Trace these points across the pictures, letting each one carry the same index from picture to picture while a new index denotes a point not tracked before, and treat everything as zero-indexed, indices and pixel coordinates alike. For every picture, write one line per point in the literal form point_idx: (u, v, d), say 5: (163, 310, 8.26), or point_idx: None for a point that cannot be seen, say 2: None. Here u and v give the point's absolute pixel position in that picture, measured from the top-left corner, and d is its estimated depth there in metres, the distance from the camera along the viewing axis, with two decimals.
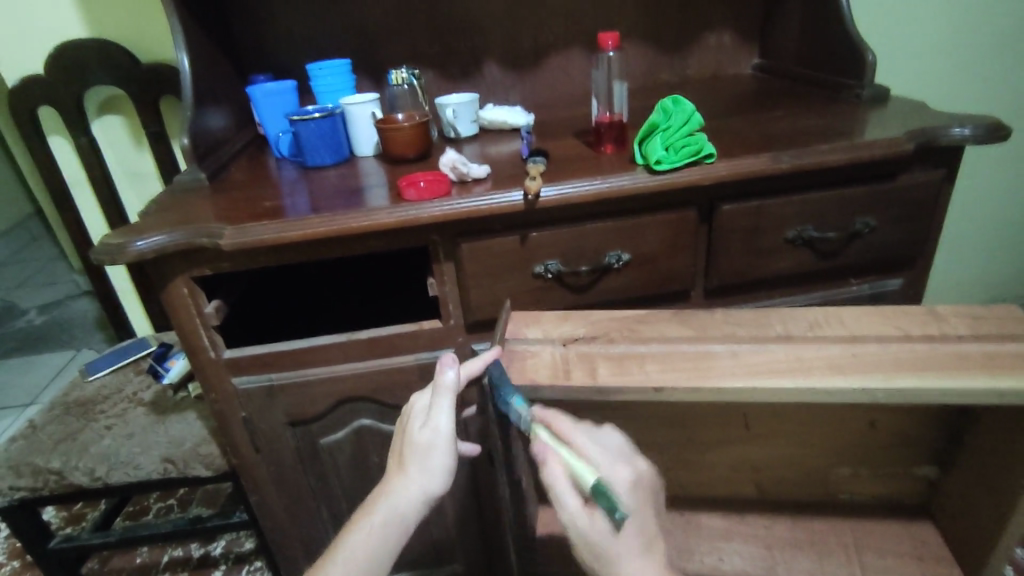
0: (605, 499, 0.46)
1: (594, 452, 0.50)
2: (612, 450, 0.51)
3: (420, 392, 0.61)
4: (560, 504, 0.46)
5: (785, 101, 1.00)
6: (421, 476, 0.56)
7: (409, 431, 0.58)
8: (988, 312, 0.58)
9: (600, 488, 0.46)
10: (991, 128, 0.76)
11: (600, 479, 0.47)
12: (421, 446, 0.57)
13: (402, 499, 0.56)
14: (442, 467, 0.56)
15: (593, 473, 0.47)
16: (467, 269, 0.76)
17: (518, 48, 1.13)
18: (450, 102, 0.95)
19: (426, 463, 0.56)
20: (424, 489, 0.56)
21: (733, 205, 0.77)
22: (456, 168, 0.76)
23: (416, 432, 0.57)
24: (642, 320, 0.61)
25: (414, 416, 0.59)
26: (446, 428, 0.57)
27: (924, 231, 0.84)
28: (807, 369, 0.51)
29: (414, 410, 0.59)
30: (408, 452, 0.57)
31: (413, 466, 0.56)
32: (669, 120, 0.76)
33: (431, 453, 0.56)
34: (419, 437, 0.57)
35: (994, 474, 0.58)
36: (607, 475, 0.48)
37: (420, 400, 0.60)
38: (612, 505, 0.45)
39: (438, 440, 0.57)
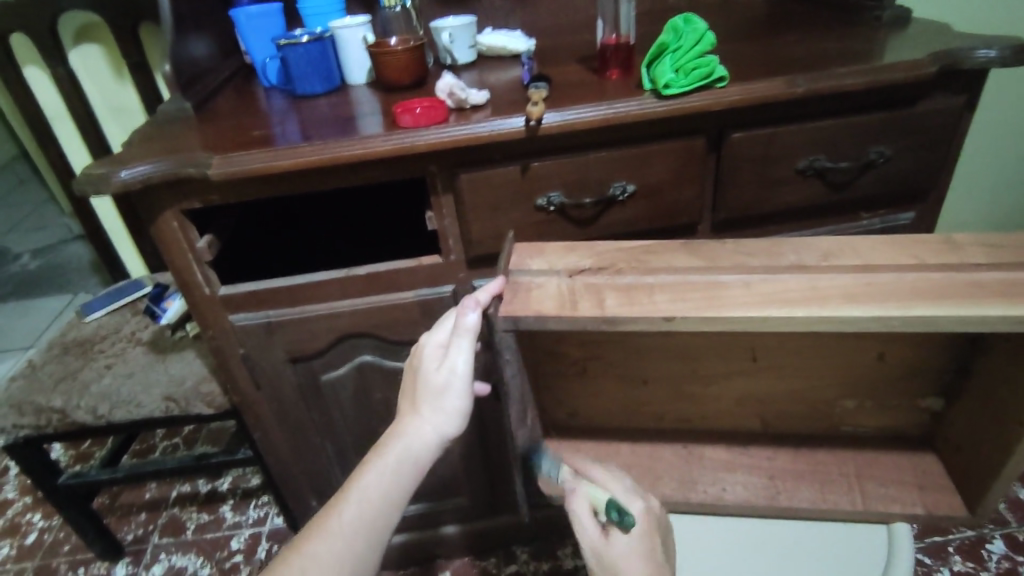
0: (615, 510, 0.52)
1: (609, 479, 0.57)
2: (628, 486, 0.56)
3: (432, 331, 0.58)
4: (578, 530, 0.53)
5: (801, 24, 0.95)
6: (438, 418, 0.56)
7: (423, 372, 0.57)
8: (1008, 240, 0.56)
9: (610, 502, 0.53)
10: (1020, 49, 0.72)
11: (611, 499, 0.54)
12: (437, 388, 0.56)
13: (416, 440, 0.55)
14: (457, 409, 0.56)
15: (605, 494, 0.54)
16: (467, 202, 0.74)
17: None
18: (446, 24, 0.89)
19: (441, 404, 0.56)
20: (440, 431, 0.56)
21: (746, 133, 0.74)
22: (454, 94, 0.72)
23: (430, 373, 0.56)
24: (649, 251, 0.59)
25: (427, 357, 0.57)
26: (462, 370, 0.56)
27: (941, 161, 0.80)
28: (821, 298, 0.50)
29: (427, 351, 0.57)
30: (422, 393, 0.56)
31: (427, 407, 0.56)
32: (680, 40, 0.71)
33: (446, 394, 0.56)
34: (435, 378, 0.56)
35: (1000, 403, 0.57)
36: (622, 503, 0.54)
37: (433, 338, 0.58)
38: (620, 515, 0.52)
39: (454, 383, 0.56)
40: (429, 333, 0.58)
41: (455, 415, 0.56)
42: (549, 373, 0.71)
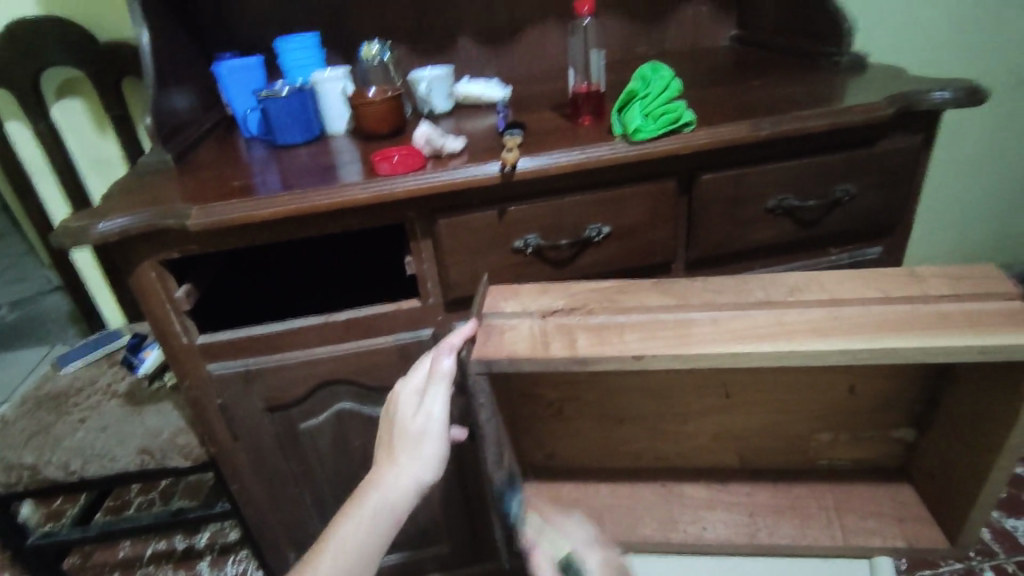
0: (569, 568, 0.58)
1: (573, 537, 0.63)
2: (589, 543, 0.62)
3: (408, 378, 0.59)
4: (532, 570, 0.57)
5: (763, 70, 0.99)
6: (415, 465, 0.54)
7: (400, 419, 0.57)
8: (968, 271, 0.58)
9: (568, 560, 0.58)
10: (970, 90, 0.76)
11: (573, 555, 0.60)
12: (414, 434, 0.55)
13: (393, 488, 0.54)
14: (434, 455, 0.55)
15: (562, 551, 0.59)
16: (445, 246, 0.75)
17: (492, 22, 1.11)
18: (424, 75, 0.92)
19: (418, 451, 0.55)
20: (417, 478, 0.54)
21: (714, 175, 0.76)
22: (431, 142, 0.75)
23: (407, 420, 0.56)
24: (623, 291, 0.60)
25: (403, 404, 0.57)
26: (439, 415, 0.56)
27: (902, 197, 0.83)
28: (789, 334, 0.51)
29: (403, 398, 0.57)
30: (399, 440, 0.56)
31: (404, 454, 0.55)
32: (647, 88, 0.74)
33: (423, 440, 0.55)
34: (411, 424, 0.56)
35: (972, 432, 0.58)
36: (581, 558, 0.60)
37: (409, 385, 0.58)
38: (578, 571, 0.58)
39: (431, 428, 0.56)
40: (405, 380, 0.58)
41: (432, 461, 0.55)
42: (529, 415, 0.71)
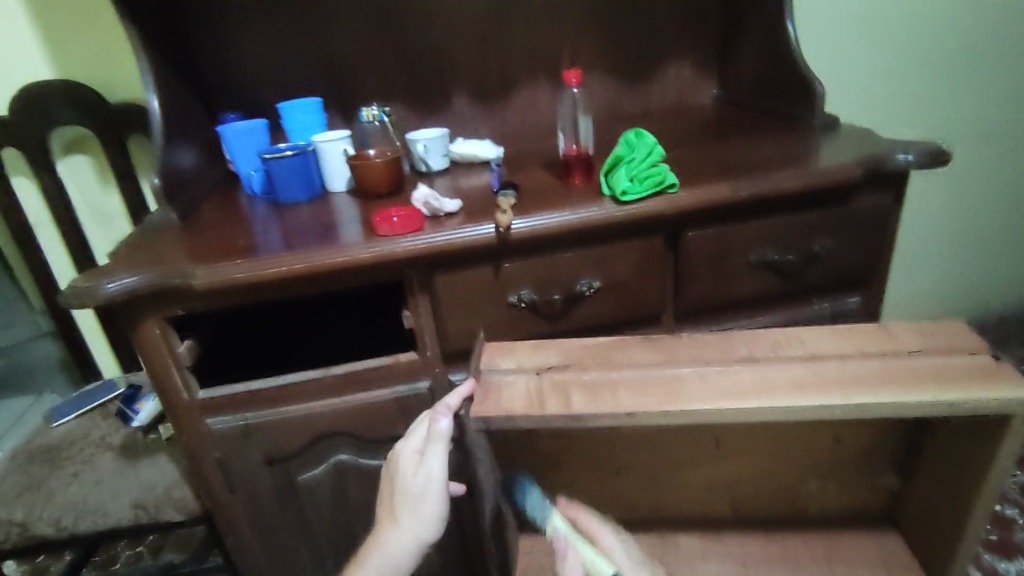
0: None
1: (618, 552, 0.56)
2: (634, 560, 0.56)
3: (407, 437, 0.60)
4: None
5: (741, 130, 1.05)
6: (417, 524, 0.57)
7: (401, 478, 0.58)
8: (937, 327, 0.61)
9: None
10: (933, 153, 0.82)
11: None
12: (414, 494, 0.57)
13: (396, 547, 0.57)
14: (435, 513, 0.58)
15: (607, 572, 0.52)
16: (442, 301, 0.78)
17: (485, 85, 1.17)
18: (421, 137, 0.96)
19: (419, 510, 0.57)
20: (418, 537, 0.58)
21: (698, 232, 0.80)
22: (429, 203, 0.78)
23: (407, 480, 0.57)
24: (614, 347, 0.63)
25: (403, 463, 0.58)
26: (437, 475, 0.57)
27: (877, 250, 0.88)
28: (771, 389, 0.54)
29: (403, 457, 0.58)
30: (400, 500, 0.58)
31: (406, 514, 0.58)
32: (632, 153, 0.79)
33: (423, 500, 0.57)
34: (412, 484, 0.57)
35: (952, 482, 0.60)
36: None
37: (408, 444, 0.59)
38: None
39: (431, 488, 0.57)
40: (404, 440, 0.59)
41: (433, 519, 0.58)
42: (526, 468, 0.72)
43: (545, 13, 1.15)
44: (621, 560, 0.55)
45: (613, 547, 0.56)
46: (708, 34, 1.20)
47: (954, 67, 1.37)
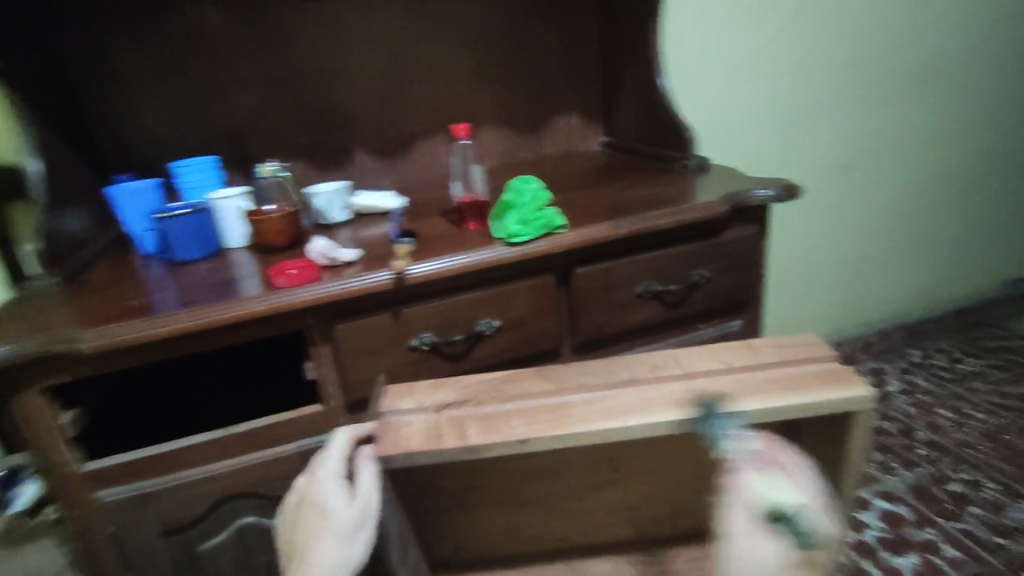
0: (791, 522, 0.46)
1: (800, 485, 0.49)
2: (812, 493, 0.49)
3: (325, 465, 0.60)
4: (731, 525, 0.47)
5: (626, 173, 1.14)
6: (348, 546, 0.55)
7: (328, 505, 0.56)
8: (792, 340, 0.68)
9: (789, 516, 0.46)
10: (786, 188, 0.92)
11: (794, 508, 0.47)
12: (355, 519, 0.55)
13: None
14: (365, 535, 0.56)
15: (782, 499, 0.47)
16: (343, 350, 0.78)
17: (386, 139, 1.22)
18: (321, 191, 0.98)
19: (350, 534, 0.55)
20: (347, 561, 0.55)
21: (587, 268, 0.86)
22: (325, 255, 0.80)
23: (336, 505, 0.56)
24: (509, 380, 0.66)
25: (326, 492, 0.57)
26: (369, 497, 0.56)
27: (750, 277, 0.97)
28: (649, 407, 0.58)
29: (324, 486, 0.58)
30: (328, 526, 0.55)
31: (334, 538, 0.55)
32: (521, 199, 0.83)
33: (354, 524, 0.55)
34: (344, 509, 0.55)
35: (820, 479, 0.66)
36: (802, 513, 0.47)
37: (329, 472, 0.59)
38: (795, 533, 0.46)
39: (369, 508, 0.56)
40: (322, 467, 0.59)
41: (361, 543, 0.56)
42: (433, 508, 0.73)
43: (438, 71, 1.21)
44: (802, 491, 0.49)
45: (798, 469, 0.51)
46: (591, 87, 1.31)
47: (810, 110, 1.55)
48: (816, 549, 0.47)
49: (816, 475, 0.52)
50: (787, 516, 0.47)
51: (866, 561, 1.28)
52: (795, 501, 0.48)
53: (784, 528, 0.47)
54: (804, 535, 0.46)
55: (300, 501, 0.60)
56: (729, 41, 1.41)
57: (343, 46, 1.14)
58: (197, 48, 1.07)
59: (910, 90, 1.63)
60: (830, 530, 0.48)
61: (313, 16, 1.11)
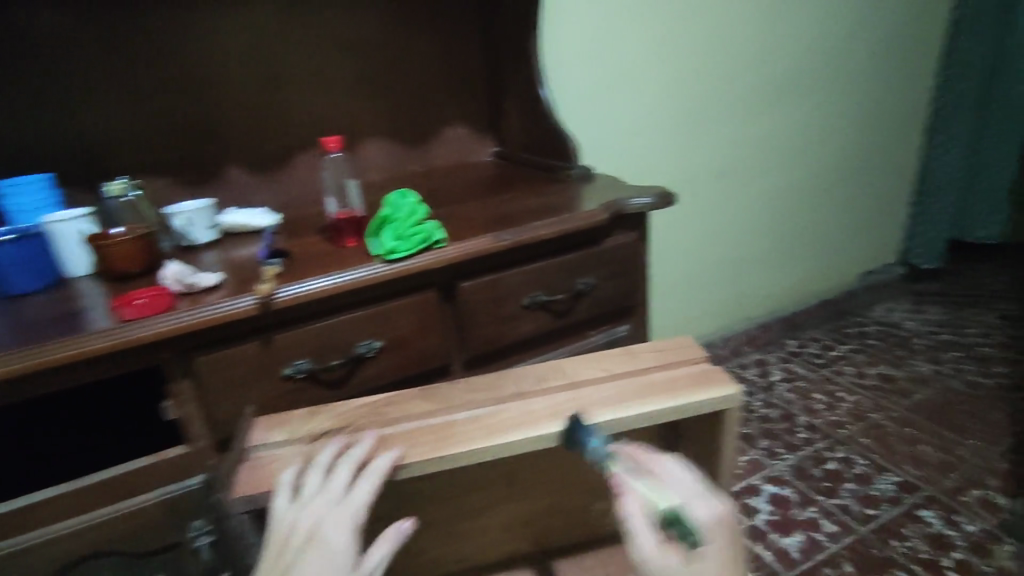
0: (678, 524, 0.46)
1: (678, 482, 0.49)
2: (693, 489, 0.48)
3: (337, 496, 0.50)
4: (630, 540, 0.46)
5: (514, 183, 1.14)
6: None
7: (331, 541, 0.47)
8: (668, 343, 0.70)
9: (671, 518, 0.46)
10: (661, 196, 0.94)
11: (672, 511, 0.46)
12: None
13: None
14: None
15: (662, 505, 0.47)
16: (207, 384, 0.72)
17: (261, 152, 1.14)
18: (182, 209, 0.90)
19: None
20: None
21: (471, 282, 0.84)
22: (181, 280, 0.73)
23: (340, 547, 0.47)
24: (390, 403, 0.63)
25: (334, 526, 0.48)
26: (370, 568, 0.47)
27: (633, 283, 0.99)
28: (530, 421, 0.57)
29: (333, 519, 0.48)
30: (323, 561, 0.46)
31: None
32: (397, 213, 0.82)
33: None
34: (344, 561, 0.46)
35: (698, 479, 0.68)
36: (686, 512, 0.46)
37: (338, 506, 0.50)
38: (683, 532, 0.45)
39: None
40: (337, 502, 0.50)
41: None
42: None
43: (315, 81, 1.15)
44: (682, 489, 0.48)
45: (671, 468, 0.50)
46: (477, 98, 1.30)
47: (687, 119, 1.63)
48: (710, 546, 0.45)
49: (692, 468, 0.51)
50: (673, 520, 0.46)
51: (757, 545, 1.35)
52: (676, 506, 0.47)
53: (672, 532, 0.45)
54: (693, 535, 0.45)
55: (306, 525, 0.48)
56: (608, 53, 1.46)
57: (205, 54, 1.06)
58: (31, 56, 0.95)
59: (776, 100, 1.75)
60: (724, 528, 0.46)
61: (168, 21, 1.02)
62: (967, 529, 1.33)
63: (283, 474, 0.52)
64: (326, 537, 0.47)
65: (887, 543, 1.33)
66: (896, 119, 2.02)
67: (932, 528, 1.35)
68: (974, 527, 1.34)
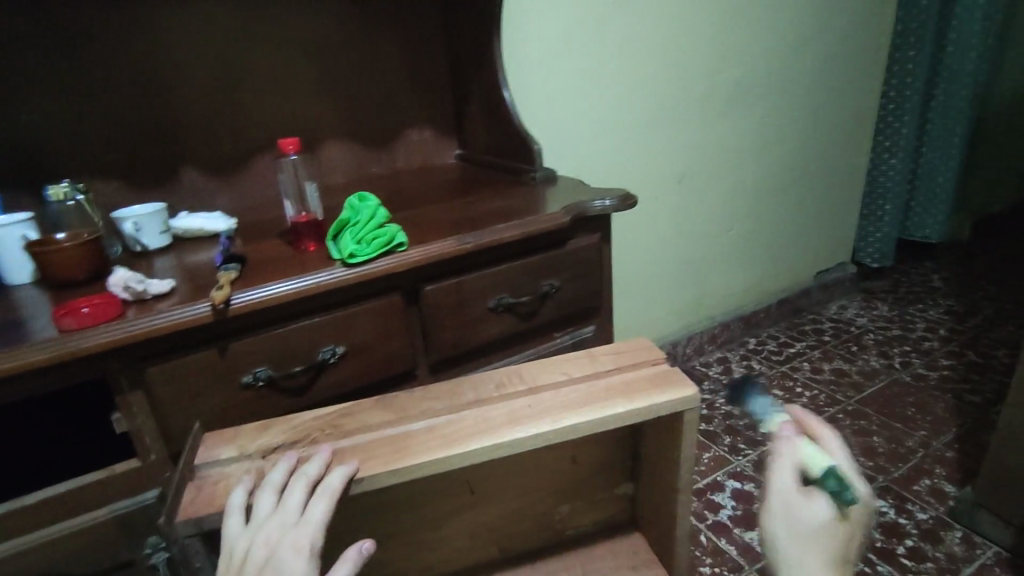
0: (831, 481, 0.53)
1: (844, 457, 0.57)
2: (854, 468, 0.57)
3: (291, 519, 0.50)
4: (783, 478, 0.55)
5: (478, 186, 1.13)
6: None
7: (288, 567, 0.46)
8: (629, 345, 0.71)
9: (829, 474, 0.54)
10: (622, 198, 0.95)
11: (834, 467, 0.55)
12: None
13: None
14: None
15: (822, 463, 0.55)
16: (159, 396, 0.69)
17: (216, 155, 1.11)
18: (130, 214, 0.86)
19: None
20: None
21: (435, 285, 0.83)
22: (128, 287, 0.70)
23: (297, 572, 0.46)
24: (346, 414, 0.62)
25: (290, 551, 0.47)
26: None
27: (597, 284, 0.99)
28: (493, 427, 0.57)
29: (288, 543, 0.48)
30: None
31: None
32: (358, 216, 0.80)
33: None
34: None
35: (661, 478, 0.69)
36: (845, 475, 0.55)
37: (292, 529, 0.49)
38: (839, 489, 0.53)
39: None
40: (290, 525, 0.49)
41: None
42: None
43: (272, 82, 1.13)
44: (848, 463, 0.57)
45: (834, 442, 0.59)
46: (440, 100, 1.29)
47: (648, 123, 1.65)
48: (856, 508, 0.53)
49: (850, 456, 0.59)
50: (828, 474, 0.54)
51: (721, 540, 1.38)
52: (832, 467, 0.55)
53: (823, 485, 0.54)
54: (843, 493, 0.53)
55: (259, 549, 0.47)
56: (570, 58, 1.47)
57: (156, 54, 1.02)
58: None
59: (733, 104, 1.79)
60: (871, 497, 0.54)
61: (116, 19, 0.98)
62: (919, 516, 1.38)
63: (233, 496, 0.52)
64: (282, 561, 0.46)
65: None
66: (847, 123, 2.09)
67: (887, 517, 1.39)
68: (926, 515, 1.39)
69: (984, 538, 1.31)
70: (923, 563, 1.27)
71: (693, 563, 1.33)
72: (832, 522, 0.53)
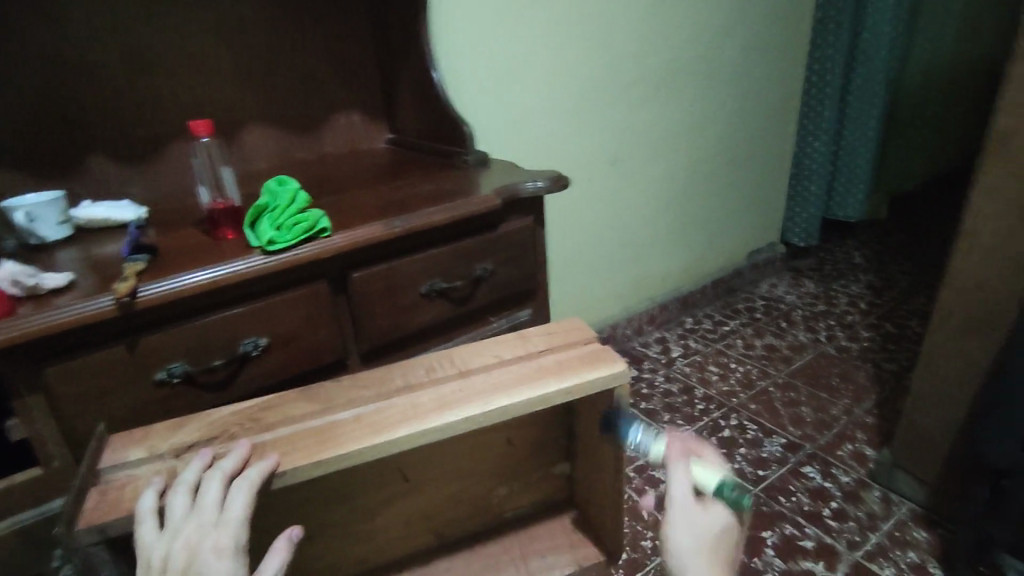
0: (727, 492, 0.54)
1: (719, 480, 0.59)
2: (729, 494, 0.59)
3: (211, 517, 0.47)
4: (679, 484, 0.53)
5: (409, 170, 1.11)
6: None
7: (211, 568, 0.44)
8: (560, 326, 0.71)
9: (722, 483, 0.54)
10: (553, 179, 0.95)
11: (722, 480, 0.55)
12: None
13: None
14: None
15: (714, 475, 0.55)
16: (61, 398, 0.64)
17: (125, 140, 1.04)
18: (21, 204, 0.80)
19: None
20: None
21: (363, 272, 0.81)
22: (19, 282, 0.64)
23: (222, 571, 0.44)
24: (268, 406, 0.60)
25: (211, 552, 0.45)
26: None
27: (532, 267, 0.99)
28: (420, 413, 0.55)
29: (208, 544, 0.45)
30: None
31: None
32: (276, 202, 0.78)
33: None
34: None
35: (594, 456, 0.69)
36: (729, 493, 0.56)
37: (211, 528, 0.46)
38: (733, 499, 0.53)
39: None
40: (210, 524, 0.46)
41: None
42: None
43: (185, 61, 1.06)
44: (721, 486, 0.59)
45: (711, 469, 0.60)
46: (368, 82, 1.24)
47: (582, 107, 1.66)
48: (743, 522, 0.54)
49: None
50: (721, 485, 0.54)
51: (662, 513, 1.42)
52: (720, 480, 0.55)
53: (720, 495, 0.54)
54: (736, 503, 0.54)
55: (179, 553, 0.44)
56: (501, 41, 1.46)
57: (50, 28, 0.94)
58: None
59: (665, 88, 1.82)
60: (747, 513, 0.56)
61: None
62: (843, 479, 1.47)
63: (143, 500, 0.48)
64: (205, 563, 0.44)
65: (775, 498, 1.43)
66: (773, 108, 2.17)
67: (814, 482, 1.47)
68: (849, 477, 1.47)
69: (898, 494, 1.41)
70: (846, 522, 1.35)
71: (635, 537, 1.36)
72: (729, 529, 0.52)
